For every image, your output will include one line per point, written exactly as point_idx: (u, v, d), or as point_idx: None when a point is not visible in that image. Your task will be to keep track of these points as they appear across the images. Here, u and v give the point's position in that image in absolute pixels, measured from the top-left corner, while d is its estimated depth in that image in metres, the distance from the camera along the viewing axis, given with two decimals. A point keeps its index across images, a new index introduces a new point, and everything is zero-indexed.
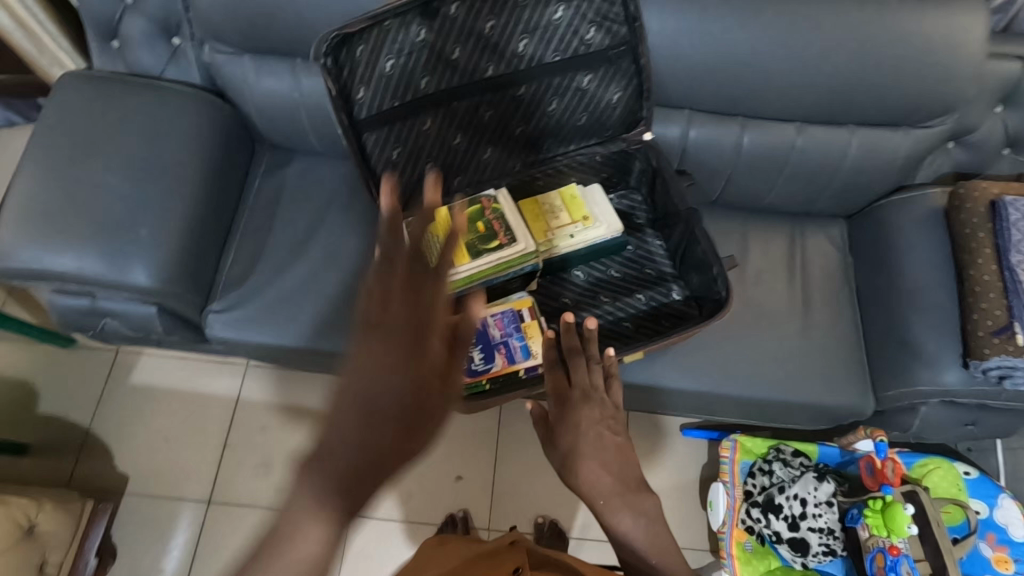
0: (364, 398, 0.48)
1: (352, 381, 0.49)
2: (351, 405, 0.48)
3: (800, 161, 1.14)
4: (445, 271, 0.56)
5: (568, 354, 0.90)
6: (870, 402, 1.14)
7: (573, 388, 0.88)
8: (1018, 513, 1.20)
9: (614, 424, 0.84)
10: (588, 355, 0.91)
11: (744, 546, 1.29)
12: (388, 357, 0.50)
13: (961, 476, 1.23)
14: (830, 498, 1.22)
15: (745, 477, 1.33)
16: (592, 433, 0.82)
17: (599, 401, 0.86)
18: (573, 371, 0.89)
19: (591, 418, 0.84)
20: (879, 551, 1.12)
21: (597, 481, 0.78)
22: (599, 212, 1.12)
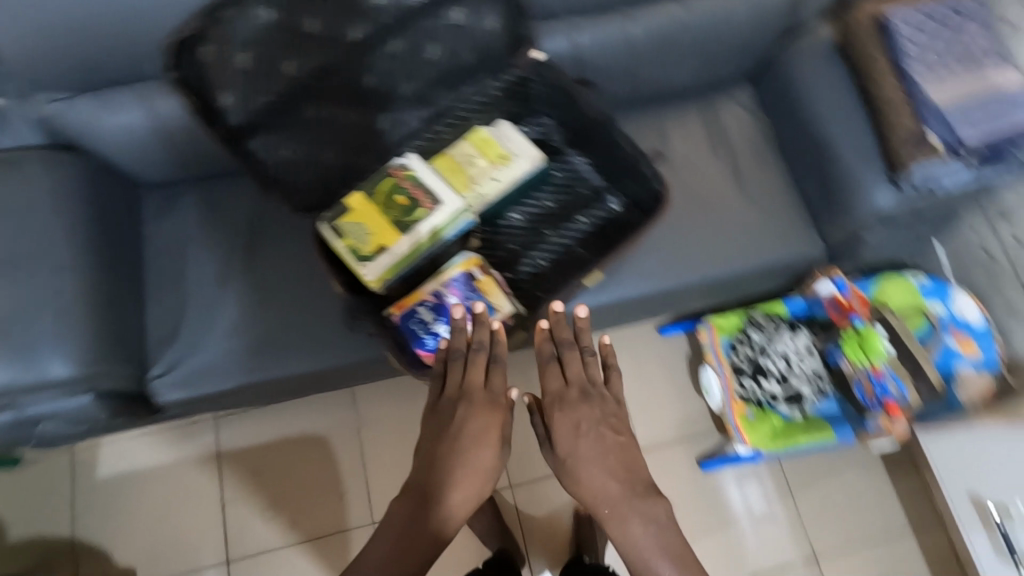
0: (458, 447, 0.82)
1: (452, 431, 0.83)
2: (450, 451, 0.82)
3: (690, 36, 1.12)
4: (496, 363, 0.90)
5: (560, 345, 0.95)
6: (818, 251, 1.19)
7: (571, 386, 0.91)
8: (969, 301, 1.25)
9: (615, 423, 0.89)
10: (581, 348, 0.96)
11: (746, 416, 1.34)
12: (472, 420, 0.84)
13: (913, 283, 1.28)
14: (808, 346, 1.36)
15: (728, 353, 1.38)
16: (592, 435, 0.87)
17: (599, 400, 0.91)
18: (568, 366, 0.93)
19: (591, 419, 0.88)
20: (867, 375, 1.23)
21: (600, 486, 0.83)
22: (514, 147, 1.07)
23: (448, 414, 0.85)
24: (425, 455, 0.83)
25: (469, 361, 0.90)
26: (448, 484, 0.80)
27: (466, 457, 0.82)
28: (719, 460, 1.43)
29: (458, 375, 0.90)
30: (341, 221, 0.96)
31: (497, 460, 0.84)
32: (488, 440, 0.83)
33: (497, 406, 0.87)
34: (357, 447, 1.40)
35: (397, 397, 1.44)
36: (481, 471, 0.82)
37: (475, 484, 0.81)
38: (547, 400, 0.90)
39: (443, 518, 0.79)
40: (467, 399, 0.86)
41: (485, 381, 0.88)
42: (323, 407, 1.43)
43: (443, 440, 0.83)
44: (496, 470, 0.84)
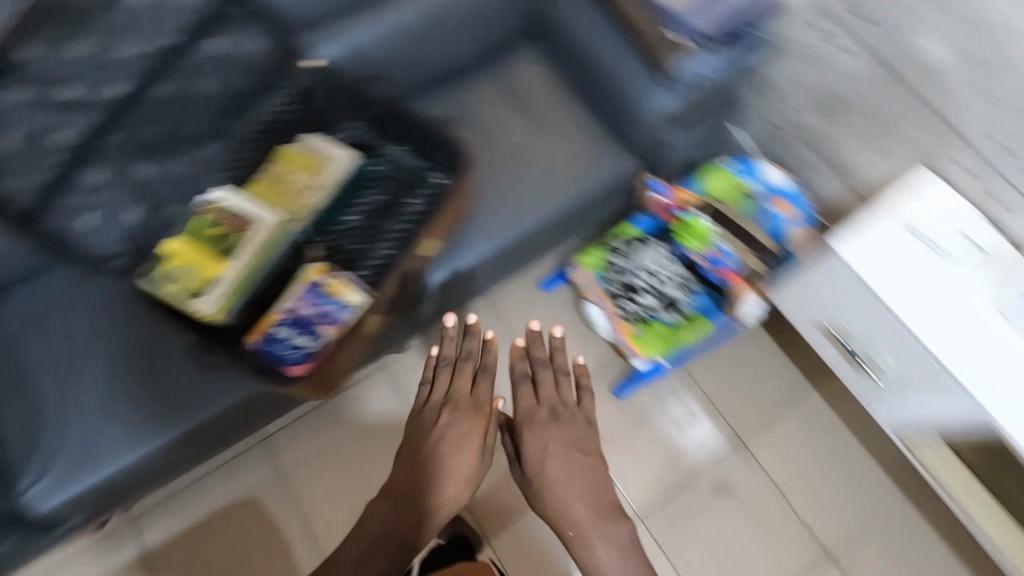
0: (444, 451, 0.99)
1: (439, 437, 1.00)
2: (435, 454, 0.99)
3: (454, 11, 1.20)
4: (478, 380, 1.07)
5: (535, 366, 1.13)
6: (627, 173, 1.30)
7: (543, 406, 1.07)
8: (774, 169, 1.37)
9: (585, 446, 1.04)
10: (555, 368, 1.14)
11: (634, 333, 1.45)
12: (455, 429, 1.00)
13: (725, 169, 1.40)
14: (662, 253, 1.48)
15: (602, 284, 1.49)
16: (561, 455, 1.02)
17: (572, 418, 1.07)
18: (542, 388, 1.10)
19: (560, 442, 1.03)
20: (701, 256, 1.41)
21: (569, 506, 0.98)
22: (324, 154, 1.10)
23: (433, 420, 1.03)
24: (414, 448, 1.00)
25: (455, 374, 1.08)
26: (427, 485, 0.97)
27: (443, 463, 0.98)
28: (630, 382, 1.52)
29: (445, 383, 1.07)
30: (167, 269, 0.98)
31: (473, 469, 1.00)
32: (470, 443, 1.00)
33: (478, 414, 1.03)
34: (289, 496, 1.38)
35: (312, 435, 1.43)
36: (456, 478, 0.98)
37: (451, 489, 0.97)
38: (520, 418, 1.06)
39: (420, 516, 0.95)
40: (452, 411, 1.02)
41: (466, 387, 1.06)
42: (241, 471, 1.40)
43: (428, 440, 1.00)
44: (472, 475, 0.99)
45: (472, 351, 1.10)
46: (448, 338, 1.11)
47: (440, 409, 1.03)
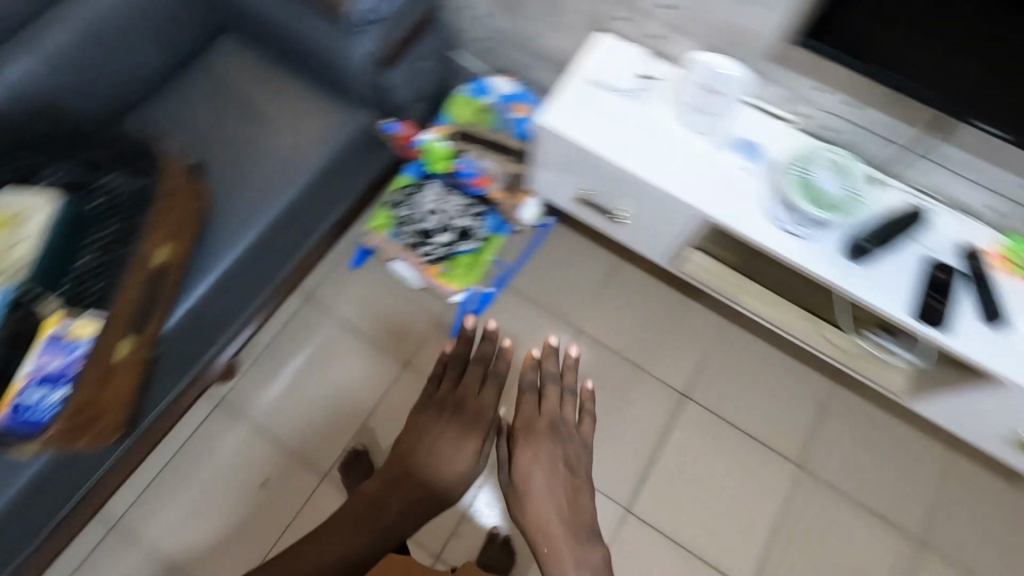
0: (444, 433, 1.16)
1: (441, 416, 1.19)
2: (431, 433, 1.16)
3: (110, 24, 1.16)
4: (485, 385, 1.24)
5: (533, 374, 1.24)
6: (354, 126, 1.31)
7: (541, 416, 1.16)
8: (501, 78, 1.50)
9: (570, 462, 1.12)
10: (551, 375, 1.24)
11: (443, 271, 1.50)
12: (457, 417, 1.18)
13: (463, 96, 1.51)
14: (444, 190, 1.52)
15: (399, 239, 1.53)
16: (547, 465, 1.09)
17: (553, 430, 1.15)
18: (545, 400, 1.20)
19: (549, 452, 1.10)
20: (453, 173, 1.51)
21: (542, 513, 1.03)
22: (16, 205, 1.01)
23: (436, 413, 1.20)
24: (418, 434, 1.17)
25: (457, 374, 1.26)
26: (425, 462, 1.13)
27: (443, 440, 1.15)
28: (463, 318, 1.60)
29: (449, 377, 1.26)
30: None
31: (467, 459, 1.13)
32: (472, 439, 1.15)
33: (481, 410, 1.19)
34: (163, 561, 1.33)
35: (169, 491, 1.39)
36: (455, 461, 1.13)
37: (450, 467, 1.12)
38: (518, 426, 1.13)
39: (415, 488, 1.11)
40: (456, 404, 1.20)
41: (476, 393, 1.22)
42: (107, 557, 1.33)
43: (434, 427, 1.17)
44: (471, 462, 1.13)
45: (481, 363, 1.27)
46: (457, 346, 1.30)
47: (453, 406, 1.20)
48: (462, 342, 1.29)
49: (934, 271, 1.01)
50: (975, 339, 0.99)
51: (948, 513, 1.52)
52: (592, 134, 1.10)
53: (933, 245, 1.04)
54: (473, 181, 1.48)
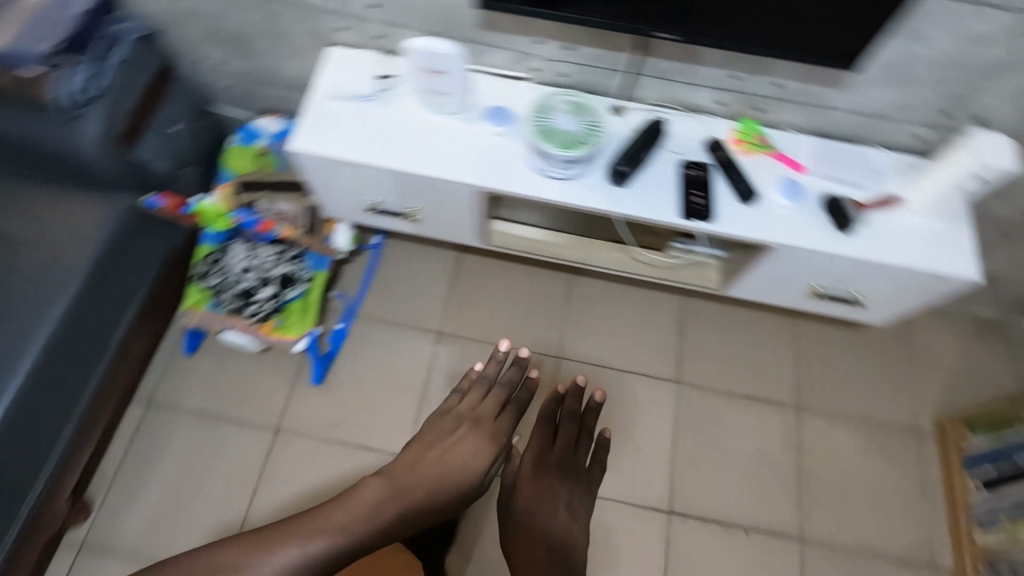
0: (444, 442, 1.15)
1: (444, 425, 1.20)
2: (434, 442, 1.16)
3: None
4: (508, 412, 1.25)
5: (566, 419, 1.33)
6: (118, 212, 1.26)
7: (564, 455, 1.26)
8: (266, 119, 1.46)
9: (567, 498, 1.18)
10: (585, 426, 1.34)
11: (276, 323, 1.44)
12: (459, 428, 1.19)
13: (236, 149, 1.48)
14: (250, 245, 1.47)
15: (220, 309, 1.44)
16: (557, 500, 1.16)
17: (576, 467, 1.26)
18: (563, 441, 1.28)
19: (562, 496, 1.18)
20: (237, 227, 1.46)
21: (553, 533, 1.09)
22: None
23: (450, 427, 1.19)
24: (428, 441, 1.16)
25: (486, 399, 1.26)
26: (428, 462, 1.11)
27: (451, 445, 1.14)
28: (320, 363, 1.56)
29: (470, 399, 1.26)
30: None
31: (475, 463, 1.13)
32: (484, 456, 1.14)
33: (483, 421, 1.21)
34: None
35: None
36: (459, 461, 1.12)
37: (453, 463, 1.11)
38: (537, 451, 1.24)
39: (420, 482, 1.08)
40: (477, 419, 1.21)
41: (500, 414, 1.23)
42: None
43: (440, 436, 1.17)
44: (468, 465, 1.12)
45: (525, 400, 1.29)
46: (498, 380, 1.30)
47: (476, 424, 1.20)
48: (501, 376, 1.31)
49: (686, 170, 1.11)
50: (739, 216, 1.09)
51: (806, 370, 1.70)
52: (351, 142, 1.10)
53: (681, 147, 1.14)
54: (258, 228, 1.43)
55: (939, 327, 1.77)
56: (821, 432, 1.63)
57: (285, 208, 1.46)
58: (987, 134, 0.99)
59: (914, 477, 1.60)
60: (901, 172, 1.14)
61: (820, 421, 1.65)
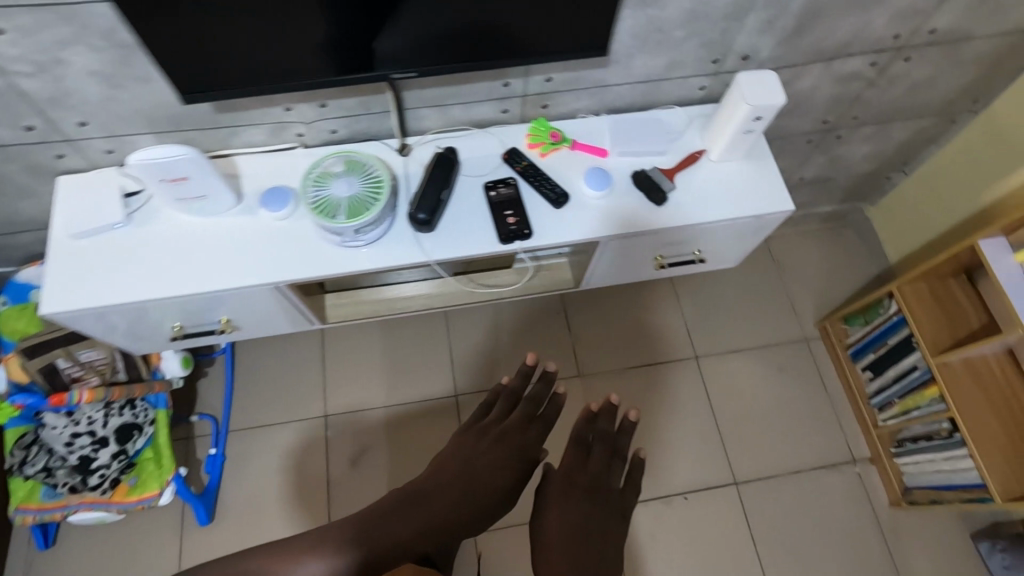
0: (468, 462, 1.02)
1: (470, 446, 1.05)
2: (459, 462, 1.02)
3: None
4: (540, 424, 1.10)
5: (603, 436, 1.15)
6: None
7: (603, 483, 1.07)
8: (31, 269, 1.26)
9: (609, 535, 0.98)
10: (620, 446, 1.15)
11: (132, 484, 1.28)
12: (488, 446, 1.04)
13: (6, 310, 1.25)
14: (66, 413, 1.25)
15: (58, 492, 1.25)
16: (596, 535, 0.97)
17: (606, 490, 1.06)
18: (606, 469, 1.10)
19: (594, 525, 0.99)
20: (26, 410, 1.22)
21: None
22: None
23: (477, 438, 1.07)
24: (455, 455, 1.04)
25: (514, 412, 1.12)
26: (452, 478, 0.99)
27: (473, 465, 1.01)
28: (199, 506, 1.39)
29: (500, 410, 1.13)
30: None
31: (498, 481, 1.00)
32: (506, 472, 1.01)
33: (513, 436, 1.07)
34: None
35: None
36: (483, 477, 1.00)
37: (478, 480, 0.99)
38: (568, 470, 1.07)
39: (441, 496, 0.96)
40: (500, 433, 1.07)
41: (526, 424, 1.09)
42: None
43: (467, 448, 1.05)
44: (491, 486, 0.99)
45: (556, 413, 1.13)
46: (522, 387, 1.17)
47: (500, 436, 1.06)
48: (525, 388, 1.16)
49: (490, 192, 1.05)
50: (557, 223, 1.05)
51: (694, 318, 1.74)
52: (142, 275, 0.97)
53: (480, 169, 1.08)
54: (50, 403, 1.20)
55: (795, 235, 1.86)
56: (723, 372, 1.68)
57: (87, 360, 1.26)
58: (751, 74, 0.99)
59: (815, 382, 1.67)
60: (697, 125, 1.14)
61: (720, 361, 1.69)
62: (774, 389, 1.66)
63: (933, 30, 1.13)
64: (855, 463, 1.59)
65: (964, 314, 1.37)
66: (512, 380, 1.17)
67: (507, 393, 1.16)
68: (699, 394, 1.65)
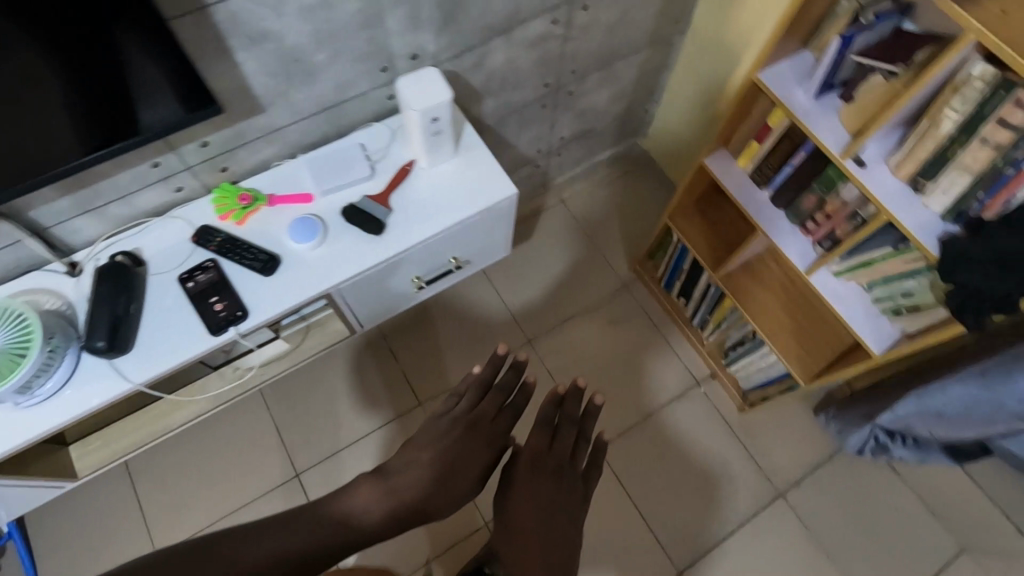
0: (448, 454, 0.86)
1: (447, 431, 0.89)
2: (433, 448, 0.86)
3: None
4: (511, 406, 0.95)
5: (574, 416, 0.98)
6: None
7: (574, 465, 0.94)
8: None
9: (574, 524, 0.86)
10: (586, 422, 0.99)
11: None
12: (458, 433, 0.89)
13: None
14: None
15: None
16: (554, 524, 0.84)
17: (570, 476, 0.92)
18: (572, 448, 0.95)
19: (556, 510, 0.86)
20: None
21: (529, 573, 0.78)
22: None
23: (447, 427, 0.90)
24: (421, 444, 0.87)
25: (489, 395, 0.95)
26: (427, 466, 0.84)
27: (446, 453, 0.86)
28: None
29: (476, 399, 0.95)
30: None
31: (472, 471, 0.86)
32: (470, 462, 0.86)
33: (484, 424, 0.91)
34: None
35: None
36: (451, 466, 0.85)
37: (446, 465, 0.85)
38: (530, 458, 0.91)
39: (411, 483, 0.81)
40: (472, 421, 0.91)
41: (496, 413, 0.93)
42: None
43: (437, 434, 0.89)
44: (462, 469, 0.85)
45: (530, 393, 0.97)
46: (498, 370, 0.98)
47: (471, 426, 0.90)
48: (495, 372, 0.98)
49: (187, 284, 0.93)
50: (274, 290, 0.95)
51: (519, 302, 1.72)
52: None
53: (171, 262, 0.96)
54: None
55: (589, 188, 1.89)
56: (561, 343, 1.69)
57: None
58: (409, 78, 0.94)
59: (645, 321, 1.72)
60: (399, 136, 1.08)
61: (554, 335, 1.69)
62: (610, 342, 1.70)
63: None
64: (699, 384, 1.65)
65: (730, 230, 1.38)
66: (484, 369, 0.98)
67: (478, 378, 0.98)
68: (543, 374, 1.65)
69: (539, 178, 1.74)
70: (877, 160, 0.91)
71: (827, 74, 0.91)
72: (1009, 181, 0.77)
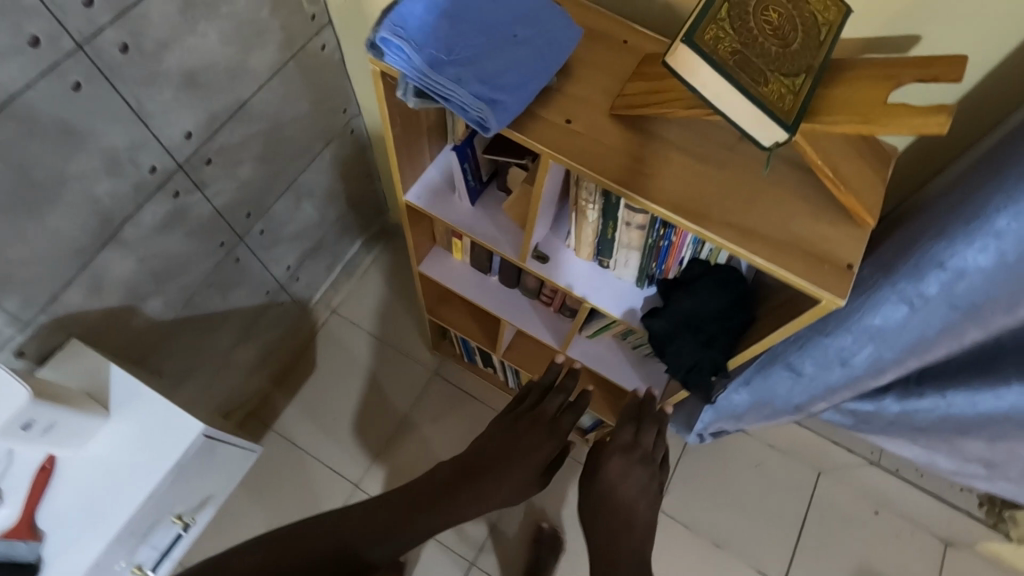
0: (505, 445, 0.95)
1: (495, 435, 0.97)
2: (491, 445, 0.96)
3: None
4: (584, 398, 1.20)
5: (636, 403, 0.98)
6: None
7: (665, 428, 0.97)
8: None
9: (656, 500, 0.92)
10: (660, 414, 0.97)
11: None
12: (518, 439, 0.95)
13: None
14: None
15: None
16: (641, 498, 0.91)
17: (653, 463, 0.93)
18: (648, 428, 0.95)
19: (635, 490, 0.91)
20: None
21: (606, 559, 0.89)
22: None
23: (528, 416, 0.98)
24: (491, 444, 0.96)
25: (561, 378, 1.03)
26: (486, 461, 0.94)
27: (505, 451, 0.94)
28: None
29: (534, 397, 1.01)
30: None
31: (549, 446, 0.95)
32: (542, 451, 0.95)
33: (553, 409, 0.97)
34: None
35: None
36: (528, 446, 0.94)
37: (524, 444, 0.94)
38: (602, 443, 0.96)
39: (479, 468, 0.94)
40: (537, 419, 0.97)
41: (554, 415, 0.97)
42: None
43: (502, 429, 0.98)
44: (528, 455, 0.94)
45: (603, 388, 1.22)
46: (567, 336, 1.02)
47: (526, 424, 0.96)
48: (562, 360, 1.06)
49: None
50: None
51: (332, 446, 1.52)
52: None
53: None
54: None
55: (358, 285, 1.69)
56: (394, 469, 1.50)
57: None
58: None
59: (471, 402, 1.58)
60: None
61: (383, 465, 1.50)
62: (444, 443, 1.53)
63: (189, 133, 0.92)
64: None
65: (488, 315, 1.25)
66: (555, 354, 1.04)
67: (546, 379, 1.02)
68: None
69: (292, 310, 1.50)
70: (558, 246, 0.83)
71: (469, 180, 0.81)
72: (670, 248, 0.73)
